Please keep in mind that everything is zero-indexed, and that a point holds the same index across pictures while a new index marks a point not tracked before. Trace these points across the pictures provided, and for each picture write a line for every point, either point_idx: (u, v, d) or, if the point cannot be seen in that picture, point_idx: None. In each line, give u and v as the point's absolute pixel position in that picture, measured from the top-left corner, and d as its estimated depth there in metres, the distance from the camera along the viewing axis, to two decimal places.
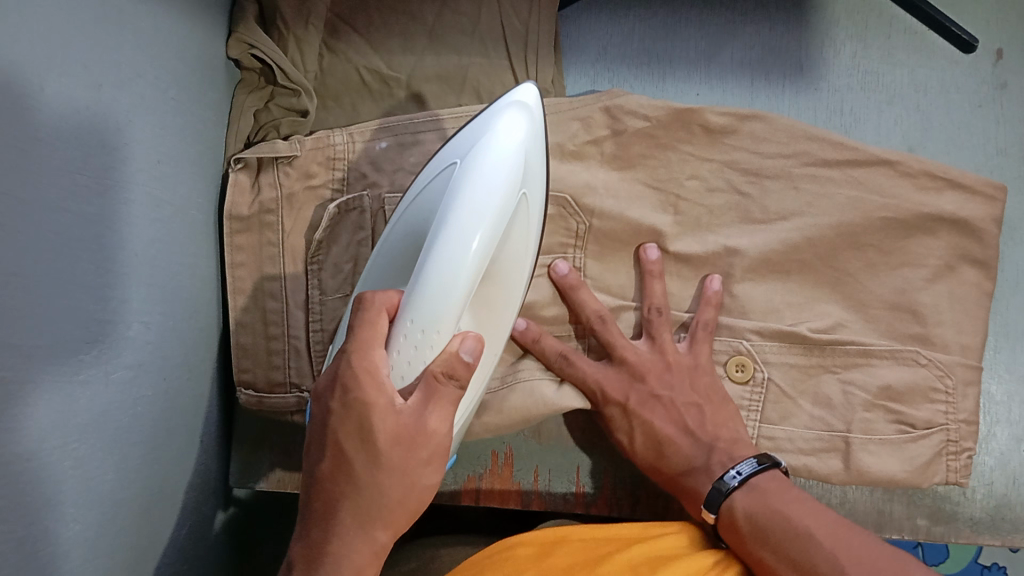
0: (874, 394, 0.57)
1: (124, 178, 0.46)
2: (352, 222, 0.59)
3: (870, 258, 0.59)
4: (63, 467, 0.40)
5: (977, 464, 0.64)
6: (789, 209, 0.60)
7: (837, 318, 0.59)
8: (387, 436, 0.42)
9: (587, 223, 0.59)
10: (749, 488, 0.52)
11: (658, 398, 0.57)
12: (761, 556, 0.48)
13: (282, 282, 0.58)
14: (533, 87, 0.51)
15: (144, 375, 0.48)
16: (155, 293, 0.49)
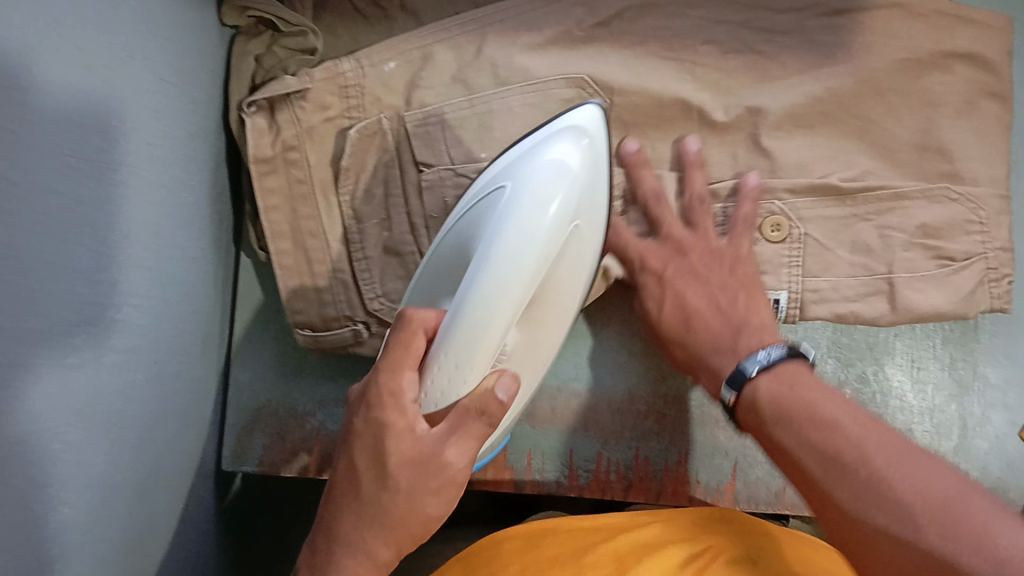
0: (912, 234, 0.59)
1: (120, 163, 0.45)
2: (376, 146, 0.60)
3: (891, 102, 0.60)
4: (55, 450, 0.40)
5: (970, 445, 0.65)
6: (804, 65, 0.60)
7: (865, 167, 0.60)
8: (399, 463, 0.47)
9: (609, 102, 0.60)
10: (773, 373, 0.53)
11: (695, 274, 0.58)
12: (776, 436, 0.50)
13: (319, 220, 0.60)
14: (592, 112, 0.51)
15: (137, 357, 0.48)
16: (147, 272, 0.49)
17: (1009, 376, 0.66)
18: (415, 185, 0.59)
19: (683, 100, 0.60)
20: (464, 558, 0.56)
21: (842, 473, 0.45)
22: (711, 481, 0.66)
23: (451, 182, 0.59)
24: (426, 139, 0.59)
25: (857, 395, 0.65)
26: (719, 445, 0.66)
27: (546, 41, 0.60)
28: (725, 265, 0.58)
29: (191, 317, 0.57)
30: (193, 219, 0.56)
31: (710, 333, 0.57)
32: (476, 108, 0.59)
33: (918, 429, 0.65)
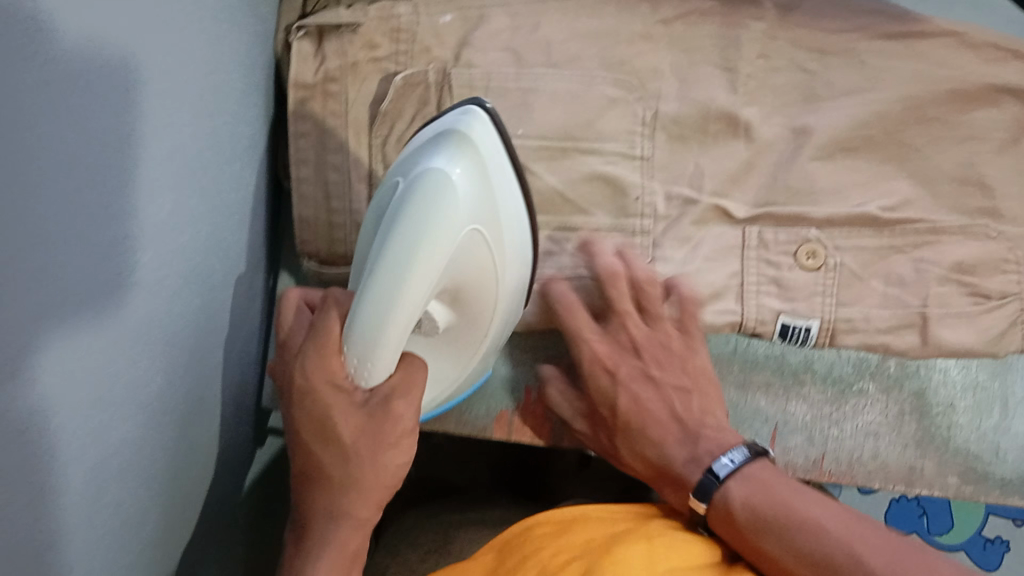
0: (947, 269, 0.58)
1: (135, 119, 0.42)
2: (417, 97, 0.58)
3: (936, 132, 0.59)
4: (65, 418, 0.37)
5: (1007, 425, 0.61)
6: (850, 86, 0.59)
7: (905, 195, 0.59)
8: (358, 435, 0.47)
9: (653, 109, 0.59)
10: (743, 477, 0.50)
11: (648, 376, 0.57)
12: (764, 548, 0.47)
13: (344, 154, 0.58)
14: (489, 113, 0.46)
15: (152, 317, 0.45)
16: (167, 241, 0.46)
17: None
18: None
19: (727, 114, 0.59)
20: (492, 551, 0.51)
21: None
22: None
23: None
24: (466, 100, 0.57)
25: (899, 366, 0.62)
26: (758, 410, 0.61)
27: (599, 31, 0.59)
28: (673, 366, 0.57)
29: (212, 266, 0.54)
30: (219, 184, 0.53)
31: (671, 437, 0.55)
32: (521, 82, 0.58)
33: (960, 405, 0.61)
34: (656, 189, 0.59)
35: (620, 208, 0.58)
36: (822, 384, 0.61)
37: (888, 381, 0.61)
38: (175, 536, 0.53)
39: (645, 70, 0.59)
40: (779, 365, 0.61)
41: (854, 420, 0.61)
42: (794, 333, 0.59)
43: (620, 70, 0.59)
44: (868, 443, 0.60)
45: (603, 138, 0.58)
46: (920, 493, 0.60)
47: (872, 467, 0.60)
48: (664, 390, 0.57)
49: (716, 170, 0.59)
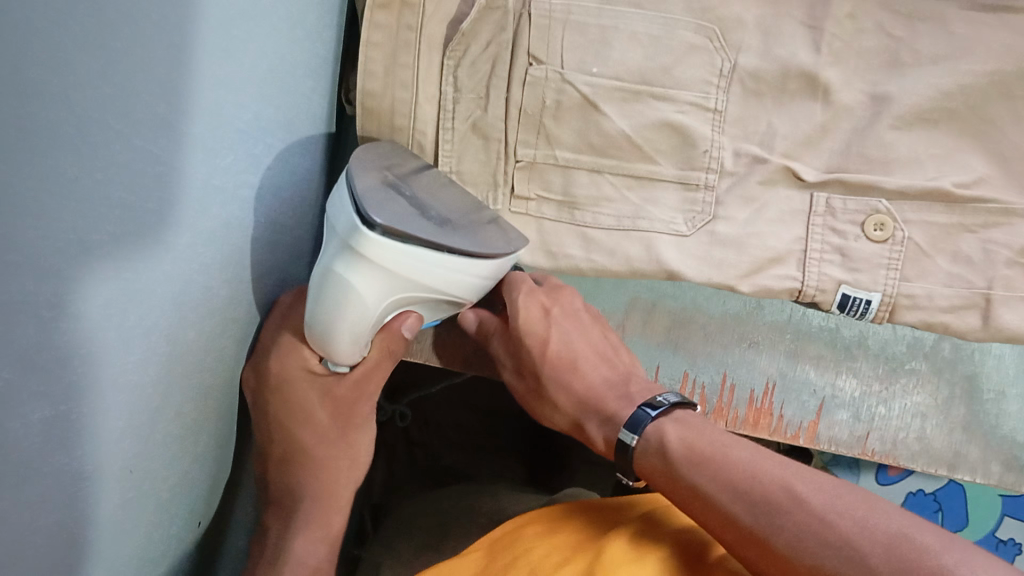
0: (1016, 252, 0.56)
1: (197, 34, 0.40)
2: (494, 22, 0.55)
3: (1019, 110, 0.56)
4: (105, 346, 0.36)
5: None
6: (939, 54, 0.57)
7: (981, 173, 0.57)
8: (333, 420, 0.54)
9: (732, 62, 0.57)
10: (680, 421, 0.50)
11: (576, 322, 0.57)
12: (697, 481, 0.46)
13: (414, 70, 0.55)
14: (376, 203, 0.41)
15: (204, 241, 0.44)
16: (223, 162, 0.45)
17: None
18: (520, 75, 0.56)
19: (808, 74, 0.57)
20: (482, 549, 0.49)
21: (783, 519, 0.42)
22: (793, 418, 0.59)
23: (556, 83, 0.56)
24: (544, 32, 0.55)
25: (953, 350, 0.61)
26: (806, 381, 0.60)
27: None
28: (596, 326, 0.58)
29: (271, 194, 0.52)
30: (286, 110, 0.52)
31: (596, 381, 0.55)
32: (603, 19, 0.56)
33: (1011, 392, 0.61)
34: (725, 145, 0.58)
35: (686, 159, 0.58)
36: (874, 360, 0.60)
37: (941, 362, 0.61)
38: (217, 456, 0.54)
39: (730, 19, 0.57)
40: (832, 338, 0.61)
41: (902, 400, 0.60)
42: (855, 304, 0.58)
43: (703, 17, 0.57)
44: (916, 425, 0.59)
45: (679, 86, 0.57)
46: (962, 478, 0.59)
47: (917, 450, 0.59)
48: (587, 341, 0.57)
49: (790, 131, 0.58)
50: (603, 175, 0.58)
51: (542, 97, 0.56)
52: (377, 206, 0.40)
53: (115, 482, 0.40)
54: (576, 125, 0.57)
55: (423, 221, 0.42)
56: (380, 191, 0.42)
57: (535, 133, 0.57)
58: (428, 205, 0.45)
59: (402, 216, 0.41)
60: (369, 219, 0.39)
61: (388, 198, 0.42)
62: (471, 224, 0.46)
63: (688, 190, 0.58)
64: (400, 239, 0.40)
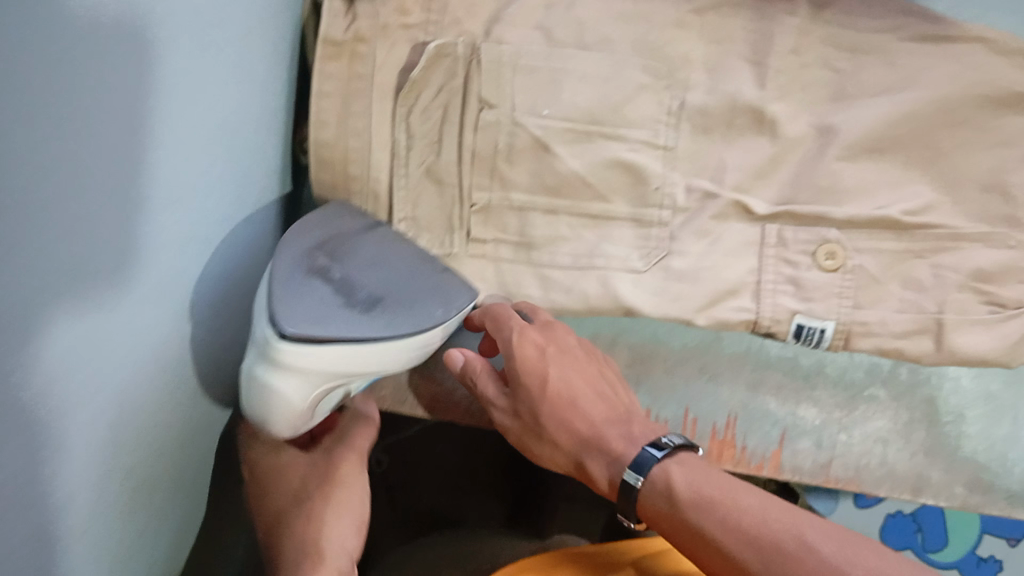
0: (966, 276, 0.57)
1: (153, 96, 0.41)
2: (444, 70, 0.56)
3: (964, 137, 0.58)
4: (63, 407, 0.37)
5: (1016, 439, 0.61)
6: (883, 87, 0.58)
7: (928, 200, 0.58)
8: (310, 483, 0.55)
9: (681, 99, 0.58)
10: (679, 461, 0.50)
11: (568, 358, 0.56)
12: (698, 522, 0.47)
13: (367, 119, 0.55)
14: (289, 308, 0.40)
15: (161, 299, 0.45)
16: (180, 221, 0.46)
17: None
18: (472, 121, 0.56)
19: (754, 109, 0.58)
20: None
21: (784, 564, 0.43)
22: (756, 449, 0.60)
23: (507, 126, 0.56)
24: (494, 76, 0.56)
25: (910, 374, 0.62)
26: (768, 411, 0.61)
27: (632, 18, 0.58)
28: (591, 365, 0.57)
29: (231, 247, 0.53)
30: (244, 160, 0.53)
31: (596, 419, 0.54)
32: (553, 62, 0.57)
33: (971, 413, 0.62)
34: (676, 180, 0.59)
35: (640, 197, 0.58)
36: (833, 388, 0.61)
37: (900, 388, 0.62)
38: (181, 511, 0.54)
39: (677, 58, 0.58)
40: (791, 367, 0.62)
41: (863, 426, 0.60)
42: (810, 334, 0.59)
43: (653, 56, 0.58)
44: (877, 450, 0.60)
45: (629, 125, 0.57)
46: (927, 502, 0.59)
47: (880, 475, 0.59)
48: (584, 380, 0.55)
49: (739, 165, 0.59)
50: (558, 216, 0.59)
51: (494, 140, 0.57)
52: (294, 310, 0.40)
53: (77, 541, 0.40)
54: (529, 167, 0.57)
55: (349, 313, 0.41)
56: (300, 288, 0.41)
57: (489, 176, 0.57)
58: (361, 284, 0.44)
59: (320, 314, 0.40)
60: (280, 331, 0.38)
61: (310, 294, 0.41)
62: (409, 298, 0.45)
63: (642, 227, 0.59)
64: (317, 342, 0.39)
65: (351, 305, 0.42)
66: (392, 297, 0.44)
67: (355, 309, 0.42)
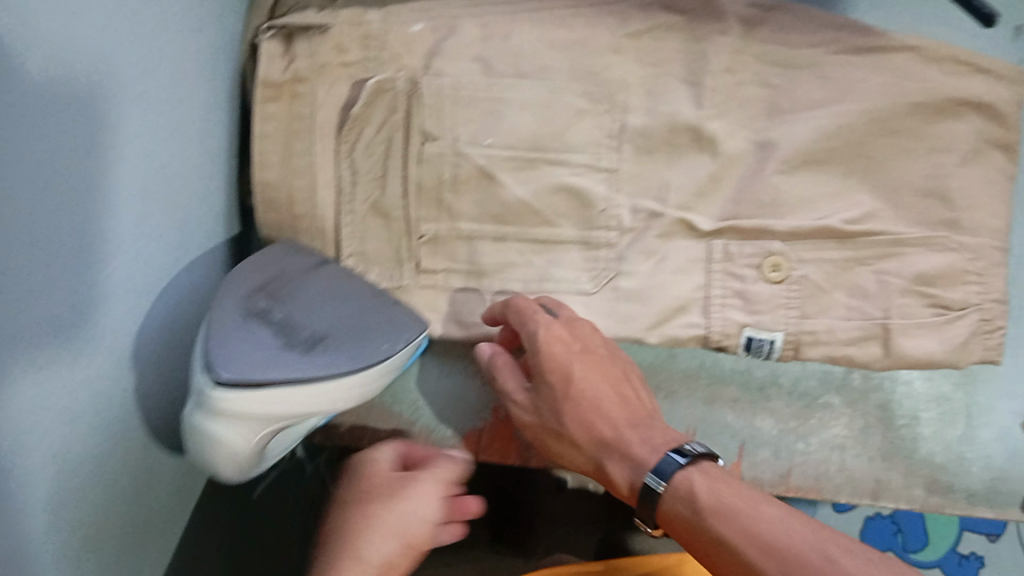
0: (909, 281, 0.58)
1: (106, 153, 0.43)
2: (385, 105, 0.57)
3: (899, 144, 0.59)
4: (25, 460, 0.38)
5: (973, 436, 0.62)
6: (817, 100, 0.59)
7: (868, 209, 0.59)
8: (376, 484, 0.54)
9: (621, 122, 0.59)
10: (704, 469, 0.47)
11: (592, 357, 0.54)
12: (720, 532, 0.44)
13: (310, 158, 0.56)
14: (225, 356, 0.40)
15: (123, 350, 0.46)
16: (139, 272, 0.47)
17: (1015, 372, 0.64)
18: (415, 154, 0.57)
19: (693, 128, 0.59)
20: None
21: None
22: None
23: (451, 157, 0.57)
24: (436, 109, 0.57)
25: (864, 380, 0.63)
26: (726, 424, 0.61)
27: (568, 44, 0.59)
28: (615, 367, 0.55)
29: (189, 293, 0.53)
30: (196, 207, 0.54)
31: (619, 421, 0.52)
32: (492, 92, 0.57)
33: (925, 416, 0.62)
34: (621, 202, 0.60)
35: (586, 221, 0.59)
36: (788, 398, 0.62)
37: (854, 394, 0.62)
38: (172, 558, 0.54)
39: (615, 82, 0.59)
40: (745, 380, 0.62)
41: (820, 434, 0.61)
42: (760, 346, 0.59)
43: (589, 82, 0.59)
44: (836, 456, 0.61)
45: (571, 150, 0.58)
46: (888, 506, 0.60)
47: (841, 481, 0.60)
48: (608, 381, 0.54)
49: (683, 184, 0.60)
50: (507, 243, 0.59)
51: (439, 171, 0.57)
52: (228, 354, 0.40)
53: None
54: (476, 196, 0.58)
55: (286, 356, 0.42)
56: (237, 333, 0.42)
57: (435, 208, 0.58)
58: (302, 326, 0.45)
59: (256, 359, 0.41)
60: (216, 378, 0.39)
61: (248, 340, 0.42)
62: (354, 335, 0.45)
63: (591, 249, 0.60)
64: (253, 388, 0.40)
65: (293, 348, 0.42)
66: (336, 336, 0.45)
67: (295, 351, 0.42)
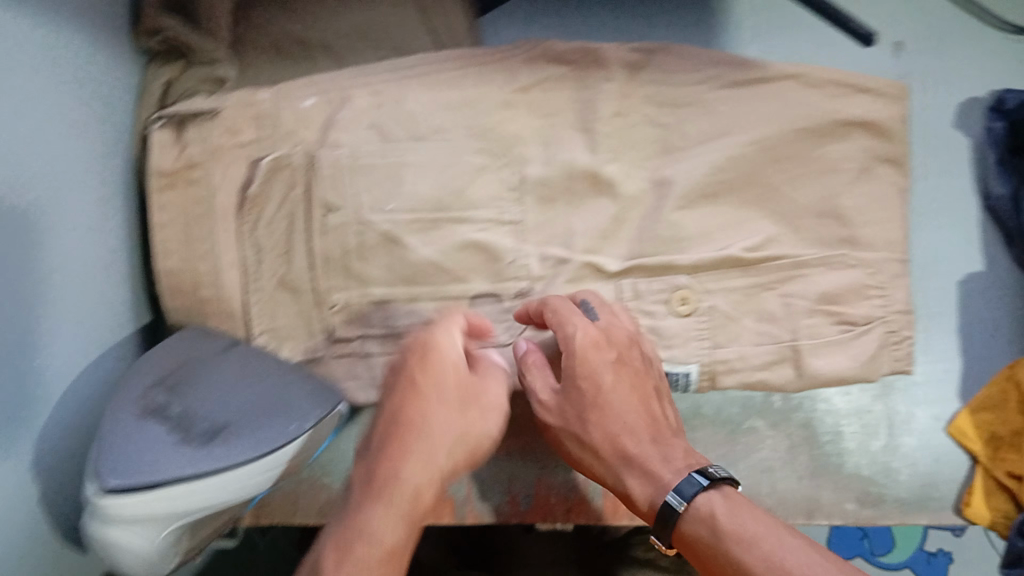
0: (814, 301, 0.59)
1: (12, 266, 0.44)
2: (284, 181, 0.57)
3: (790, 169, 0.60)
4: None
5: (897, 446, 0.63)
6: (707, 134, 0.61)
7: (768, 234, 0.60)
8: (450, 387, 0.54)
9: (519, 174, 0.59)
10: (724, 495, 0.49)
11: (624, 368, 0.54)
12: (740, 556, 0.46)
13: (212, 241, 0.57)
14: (111, 462, 0.42)
15: (44, 453, 0.47)
16: (56, 373, 0.48)
17: (931, 374, 0.65)
18: (319, 227, 0.57)
19: (591, 172, 0.60)
20: None
21: None
22: None
23: (355, 226, 0.58)
24: (334, 180, 0.57)
25: (784, 401, 0.64)
26: None
27: (459, 104, 0.60)
28: (647, 380, 0.55)
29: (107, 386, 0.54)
30: (112, 297, 0.55)
31: (643, 437, 0.52)
32: (389, 157, 0.58)
33: (848, 430, 0.64)
34: (529, 252, 0.60)
35: (496, 273, 0.59)
36: (713, 427, 0.63)
37: (776, 416, 0.63)
38: None
39: (509, 137, 0.60)
40: None
41: (749, 459, 0.62)
42: (676, 380, 0.60)
43: (484, 138, 0.59)
44: (766, 479, 0.61)
45: (472, 207, 0.59)
46: (822, 523, 0.61)
47: (773, 502, 0.61)
48: (636, 395, 0.54)
49: (586, 229, 0.60)
50: (418, 303, 0.59)
51: (345, 240, 0.58)
52: (116, 461, 0.42)
53: None
54: (383, 262, 0.58)
55: (176, 453, 0.43)
56: (126, 437, 0.43)
57: (345, 275, 0.58)
58: (202, 415, 0.46)
59: (145, 460, 0.42)
60: (102, 486, 0.41)
61: (139, 442, 0.43)
62: (256, 418, 0.47)
63: (502, 300, 0.60)
64: (141, 490, 0.41)
65: (189, 444, 0.44)
66: (233, 423, 0.46)
67: (187, 447, 0.44)
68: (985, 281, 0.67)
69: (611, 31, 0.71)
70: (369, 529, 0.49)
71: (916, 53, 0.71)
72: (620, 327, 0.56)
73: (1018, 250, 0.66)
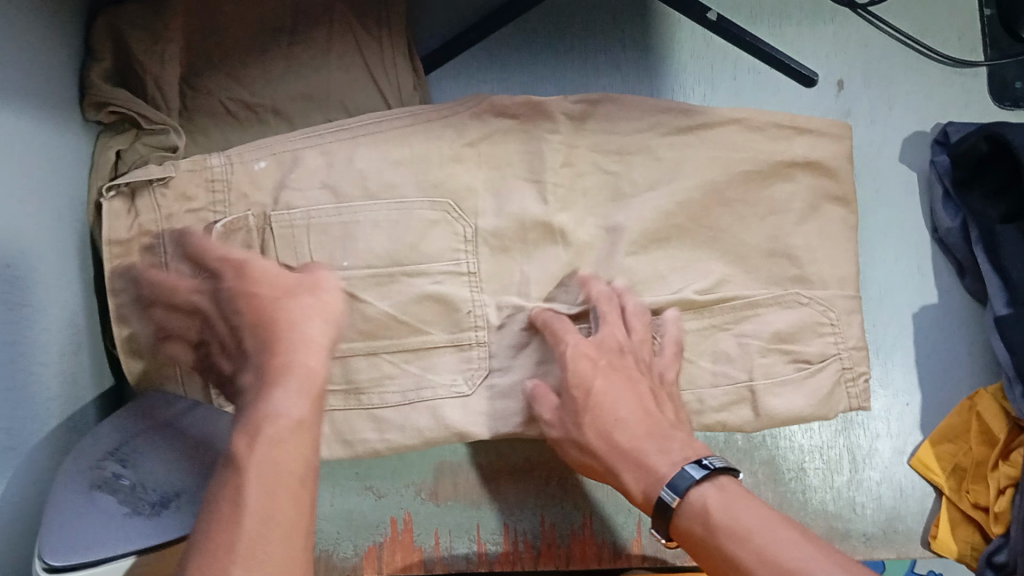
0: (768, 340, 0.60)
1: None
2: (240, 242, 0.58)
3: (738, 212, 0.62)
4: None
5: (862, 481, 0.64)
6: (655, 180, 0.62)
7: (719, 276, 0.61)
8: (276, 280, 0.52)
9: (472, 226, 0.60)
10: (722, 486, 0.47)
11: (623, 376, 0.55)
12: (735, 552, 0.44)
13: None
14: (58, 537, 0.44)
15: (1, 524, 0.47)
16: (16, 444, 0.48)
17: (891, 406, 0.66)
18: None
19: (542, 223, 0.61)
20: None
21: None
22: (618, 541, 0.64)
23: None
24: (289, 241, 0.57)
25: (746, 440, 0.64)
26: (620, 505, 0.65)
27: (409, 160, 0.60)
28: (643, 382, 0.55)
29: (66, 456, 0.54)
30: (72, 365, 0.55)
31: (638, 433, 0.52)
32: (342, 216, 0.58)
33: (810, 467, 0.64)
34: (487, 301, 0.60)
35: (454, 323, 0.59)
36: None
37: (739, 455, 0.64)
38: None
39: (461, 190, 0.61)
40: None
41: None
42: None
43: (435, 193, 0.60)
44: None
45: (428, 260, 0.59)
46: None
47: None
48: (631, 392, 0.54)
49: (540, 276, 0.61)
50: (379, 357, 0.59)
51: None
52: (64, 537, 0.44)
53: None
54: None
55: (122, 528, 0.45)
56: (73, 511, 0.45)
57: None
58: (151, 487, 0.48)
59: (91, 536, 0.44)
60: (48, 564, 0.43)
61: (85, 516, 0.45)
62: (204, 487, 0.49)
63: (463, 350, 0.60)
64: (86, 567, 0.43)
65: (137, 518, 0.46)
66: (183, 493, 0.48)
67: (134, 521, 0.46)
68: (938, 311, 0.68)
69: (551, 82, 0.72)
70: (269, 408, 0.46)
71: (857, 91, 0.73)
72: (616, 335, 0.57)
73: (971, 280, 0.68)
